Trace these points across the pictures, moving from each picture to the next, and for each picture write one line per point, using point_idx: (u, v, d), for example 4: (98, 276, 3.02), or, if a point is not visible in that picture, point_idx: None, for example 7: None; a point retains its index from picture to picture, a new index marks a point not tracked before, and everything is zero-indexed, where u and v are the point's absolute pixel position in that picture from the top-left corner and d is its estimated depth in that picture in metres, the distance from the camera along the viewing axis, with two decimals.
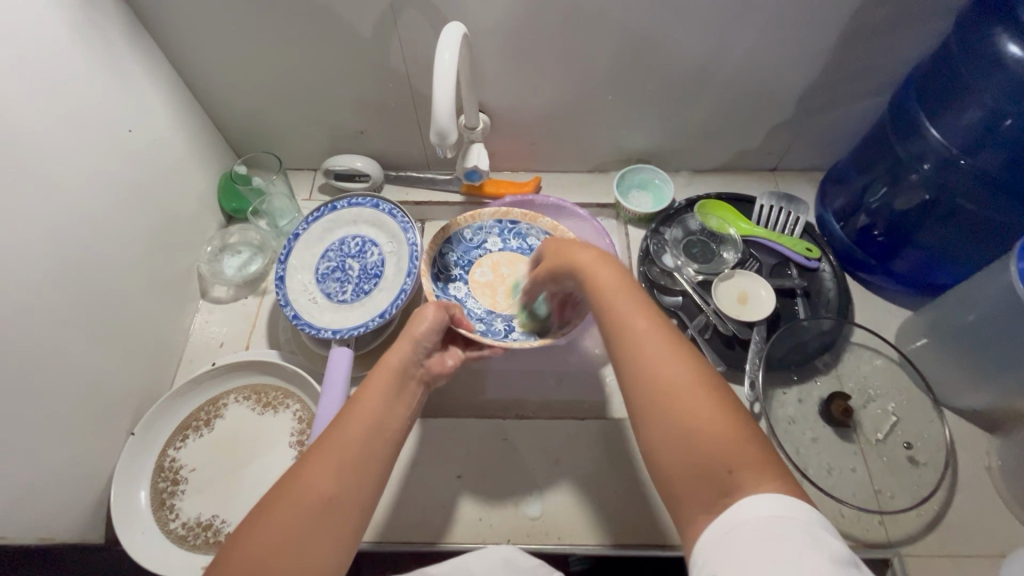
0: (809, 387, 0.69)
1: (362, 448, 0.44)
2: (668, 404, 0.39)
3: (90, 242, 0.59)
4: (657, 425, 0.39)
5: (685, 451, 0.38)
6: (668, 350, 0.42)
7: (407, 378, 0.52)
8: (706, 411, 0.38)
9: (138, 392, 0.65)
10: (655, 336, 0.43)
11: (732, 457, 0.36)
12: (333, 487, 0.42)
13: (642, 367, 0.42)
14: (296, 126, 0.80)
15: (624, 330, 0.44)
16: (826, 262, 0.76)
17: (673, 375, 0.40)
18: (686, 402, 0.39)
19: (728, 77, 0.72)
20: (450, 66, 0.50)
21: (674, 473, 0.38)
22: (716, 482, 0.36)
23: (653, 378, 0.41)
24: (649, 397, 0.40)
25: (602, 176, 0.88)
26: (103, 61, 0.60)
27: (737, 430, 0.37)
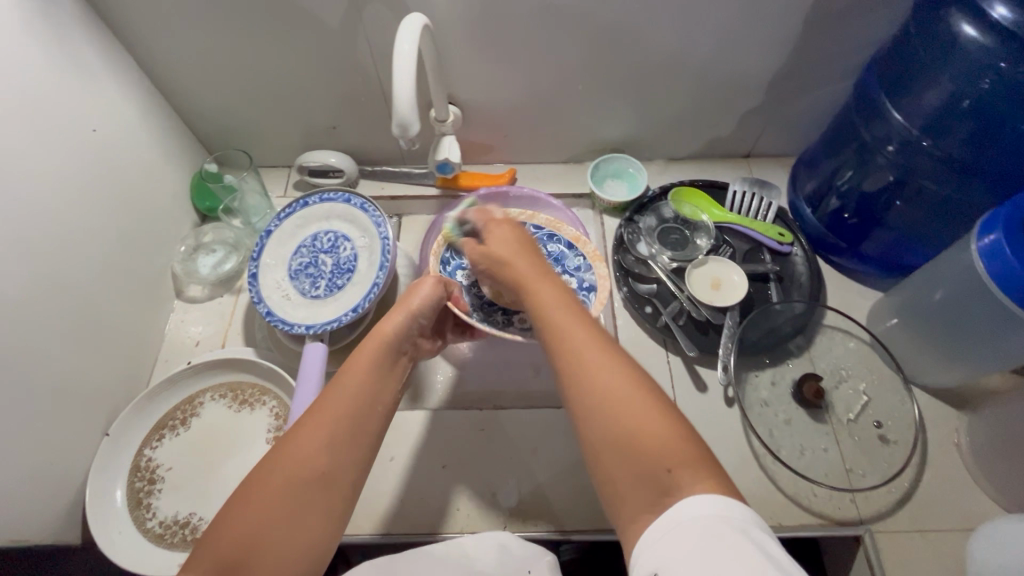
0: (782, 370, 0.70)
1: (352, 419, 0.46)
2: (605, 412, 0.41)
3: (56, 242, 0.58)
4: (596, 427, 0.41)
5: (625, 451, 0.40)
6: (604, 355, 0.44)
7: (398, 353, 0.53)
8: (644, 414, 0.40)
9: (113, 392, 0.65)
10: (590, 343, 0.45)
11: (670, 456, 0.38)
12: (327, 460, 0.43)
13: (577, 374, 0.43)
14: (268, 122, 0.80)
15: (558, 338, 0.46)
16: (798, 246, 0.76)
17: (609, 379, 0.42)
18: (623, 406, 0.41)
19: (697, 64, 0.72)
20: (410, 57, 0.50)
21: (613, 475, 0.40)
22: (653, 479, 0.38)
23: (590, 384, 0.42)
24: (584, 402, 0.42)
25: (578, 166, 0.88)
26: (63, 60, 0.59)
27: (672, 434, 0.39)
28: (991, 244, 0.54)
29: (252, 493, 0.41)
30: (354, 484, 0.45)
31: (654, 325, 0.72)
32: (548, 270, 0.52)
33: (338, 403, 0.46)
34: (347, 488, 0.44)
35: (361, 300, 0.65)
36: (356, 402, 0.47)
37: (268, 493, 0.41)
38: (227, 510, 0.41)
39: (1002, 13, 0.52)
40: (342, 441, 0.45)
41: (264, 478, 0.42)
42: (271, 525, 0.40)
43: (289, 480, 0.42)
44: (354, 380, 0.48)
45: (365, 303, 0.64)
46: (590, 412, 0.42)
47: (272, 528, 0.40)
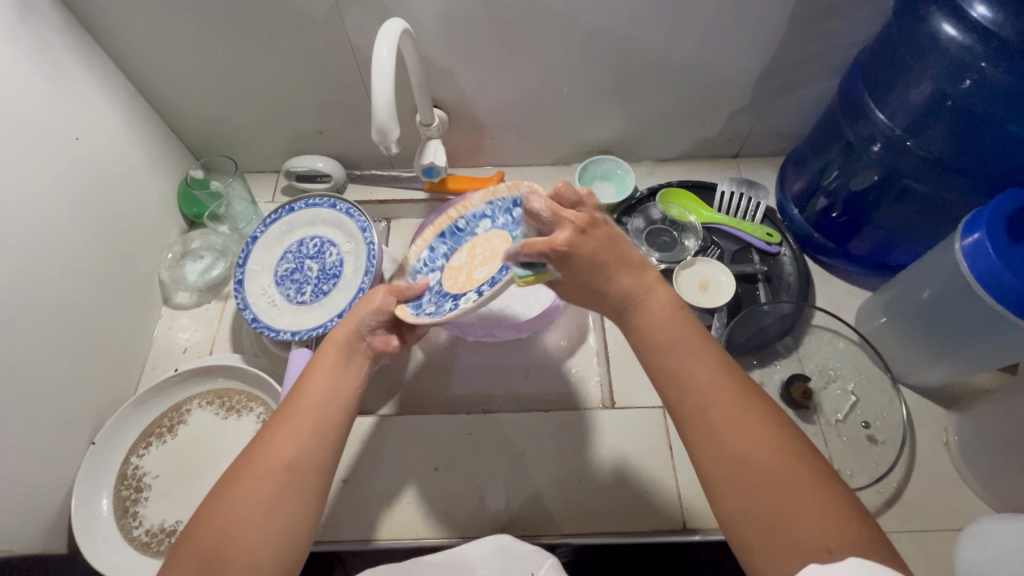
0: (770, 370, 0.70)
1: (316, 415, 0.46)
2: (759, 482, 0.38)
3: (40, 253, 0.58)
4: (741, 495, 0.39)
5: (778, 521, 0.37)
6: (750, 412, 0.41)
7: (353, 354, 0.51)
8: (801, 485, 0.38)
9: (100, 400, 0.65)
10: (731, 401, 0.42)
11: (826, 531, 0.35)
12: (292, 453, 0.44)
13: (718, 434, 0.41)
14: (254, 128, 0.80)
15: (697, 394, 0.43)
16: (787, 246, 0.76)
17: (757, 442, 0.40)
18: (774, 473, 0.38)
19: (682, 65, 0.72)
20: (388, 62, 0.50)
21: (764, 543, 0.37)
22: (812, 551, 0.35)
23: (734, 443, 0.40)
24: (728, 462, 0.40)
25: (566, 168, 0.88)
26: (45, 70, 0.59)
27: (825, 502, 0.37)
28: (975, 242, 0.53)
29: (223, 493, 0.42)
30: (321, 476, 0.45)
31: None
32: (642, 289, 0.47)
33: (304, 403, 0.47)
34: (314, 482, 0.44)
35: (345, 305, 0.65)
36: (318, 399, 0.47)
37: (237, 491, 0.42)
38: (201, 513, 0.42)
39: (982, 13, 0.52)
40: (307, 435, 0.45)
41: (235, 479, 0.43)
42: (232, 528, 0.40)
43: (257, 478, 0.42)
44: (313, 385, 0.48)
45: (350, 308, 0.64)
46: (733, 477, 0.39)
47: (237, 527, 0.40)
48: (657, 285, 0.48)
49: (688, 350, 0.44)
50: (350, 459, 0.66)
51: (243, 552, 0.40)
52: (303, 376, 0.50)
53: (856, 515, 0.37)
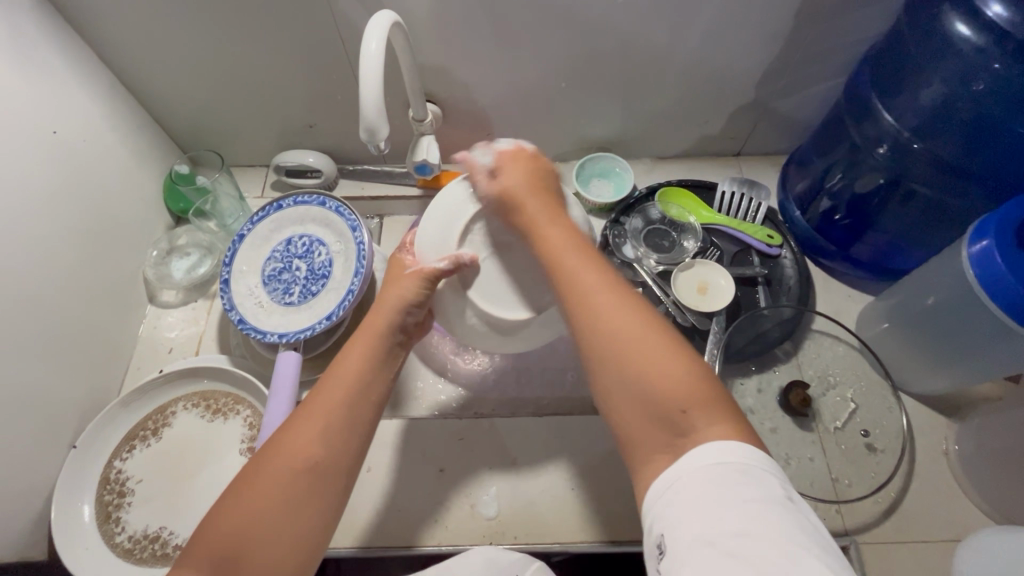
0: (768, 377, 0.68)
1: (343, 419, 0.45)
2: (623, 357, 0.40)
3: (15, 250, 0.56)
4: (615, 379, 0.41)
5: (642, 401, 0.39)
6: (624, 306, 0.42)
7: (393, 344, 0.51)
8: (660, 363, 0.40)
9: (79, 402, 0.63)
10: (602, 285, 0.44)
11: (685, 398, 0.38)
12: (316, 458, 0.43)
13: (595, 325, 0.42)
14: (243, 122, 0.77)
15: (571, 285, 0.44)
16: (787, 249, 0.74)
17: (625, 326, 0.41)
18: (638, 352, 0.40)
19: (684, 61, 0.69)
20: (376, 55, 0.47)
21: (629, 420, 0.40)
22: (672, 420, 0.38)
23: (608, 328, 0.42)
24: (602, 351, 0.41)
25: (564, 166, 0.86)
26: (20, 60, 0.57)
27: (689, 379, 0.39)
28: (982, 250, 0.52)
29: (245, 485, 0.42)
30: (343, 484, 0.44)
31: None
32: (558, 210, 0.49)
33: (336, 381, 0.47)
34: (332, 504, 0.43)
35: (334, 308, 0.63)
36: (348, 394, 0.46)
37: (253, 498, 0.41)
38: (210, 519, 0.41)
39: (998, 11, 0.50)
40: (334, 437, 0.44)
41: (253, 478, 0.42)
42: (252, 526, 0.40)
43: (277, 472, 0.42)
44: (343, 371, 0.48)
45: (339, 310, 0.62)
46: (602, 356, 0.41)
47: (258, 526, 0.40)
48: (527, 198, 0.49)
49: (572, 254, 0.45)
50: None
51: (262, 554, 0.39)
52: (334, 368, 0.48)
53: (709, 382, 0.39)
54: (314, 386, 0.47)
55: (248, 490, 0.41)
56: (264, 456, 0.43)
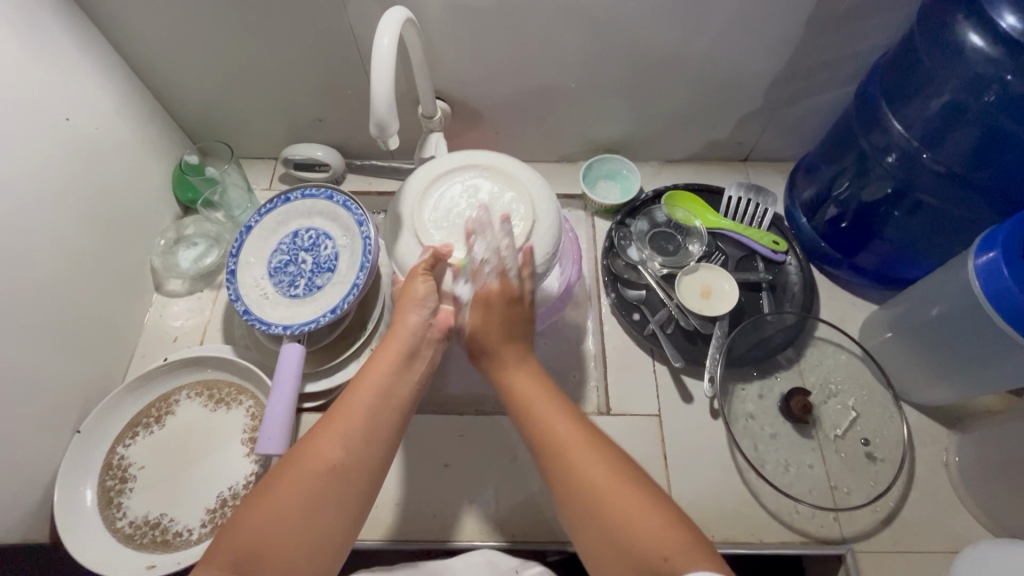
0: (770, 383, 0.68)
1: (371, 418, 0.47)
2: (599, 513, 0.42)
3: (26, 236, 0.57)
4: (593, 531, 0.41)
5: (614, 548, 0.40)
6: (587, 450, 0.44)
7: (417, 350, 0.53)
8: (634, 509, 0.41)
9: (84, 388, 0.64)
10: (564, 423, 0.46)
11: (664, 544, 0.39)
12: (342, 454, 0.44)
13: (566, 476, 0.44)
14: (253, 114, 0.78)
15: (539, 422, 0.48)
16: (793, 255, 0.74)
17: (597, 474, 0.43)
18: (609, 503, 0.42)
19: (695, 65, 0.70)
20: (387, 51, 0.47)
21: (613, 571, 0.40)
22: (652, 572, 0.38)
23: (577, 479, 0.43)
24: (574, 502, 0.43)
25: (571, 166, 0.86)
26: (35, 47, 0.57)
27: (663, 523, 0.40)
28: (988, 262, 0.52)
29: (272, 484, 0.42)
30: (370, 483, 0.45)
31: (640, 333, 0.70)
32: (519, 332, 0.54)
33: (365, 384, 0.49)
34: (357, 504, 0.44)
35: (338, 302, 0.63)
36: (371, 401, 0.48)
37: (281, 497, 0.41)
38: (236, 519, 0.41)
39: (1012, 23, 0.50)
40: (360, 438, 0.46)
41: (280, 478, 0.43)
42: (278, 523, 0.40)
43: (303, 472, 0.43)
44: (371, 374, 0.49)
45: (343, 304, 0.62)
46: (578, 514, 0.43)
47: (283, 523, 0.40)
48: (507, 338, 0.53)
49: (538, 396, 0.49)
50: None
51: (285, 550, 0.40)
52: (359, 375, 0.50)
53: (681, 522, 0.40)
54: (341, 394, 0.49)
55: (274, 487, 0.42)
56: (291, 456, 0.44)
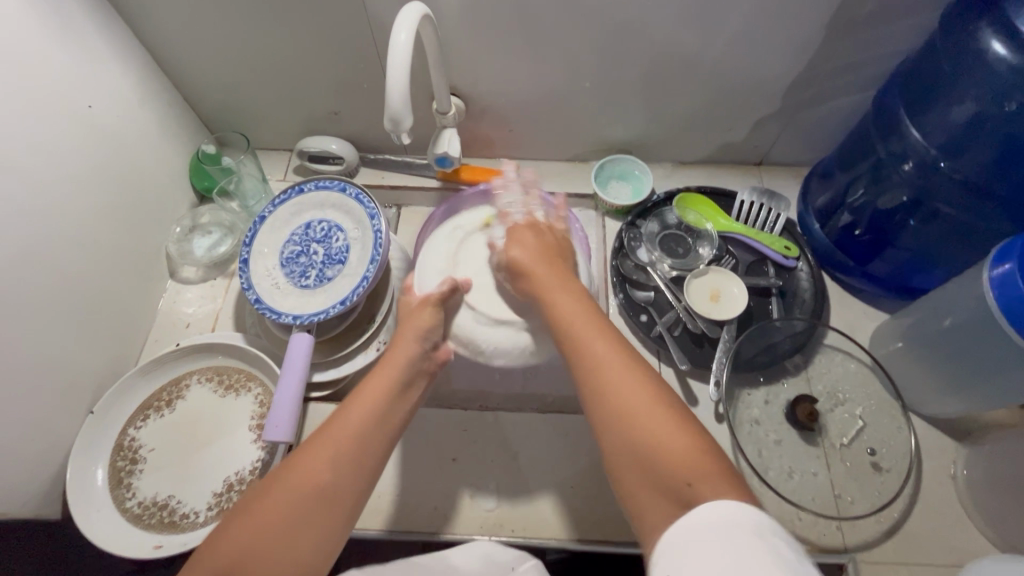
0: (777, 389, 0.67)
1: (359, 440, 0.47)
2: (632, 433, 0.42)
3: (48, 219, 0.58)
4: (626, 447, 0.42)
5: (642, 465, 0.41)
6: (627, 375, 0.45)
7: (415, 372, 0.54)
8: (667, 434, 0.41)
9: (98, 370, 0.65)
10: (608, 346, 0.47)
11: (693, 471, 0.38)
12: (326, 479, 0.44)
13: (607, 393, 0.44)
14: (270, 105, 0.79)
15: (581, 341, 0.48)
16: (804, 262, 0.74)
17: (636, 394, 0.43)
18: (645, 425, 0.42)
19: (712, 66, 0.69)
20: (404, 46, 0.48)
21: (639, 492, 0.40)
22: (679, 494, 0.38)
23: (618, 398, 0.44)
24: (603, 410, 0.44)
25: (583, 166, 0.86)
26: (61, 35, 0.58)
27: (695, 446, 0.40)
28: (1003, 273, 0.51)
29: (254, 503, 0.44)
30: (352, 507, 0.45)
31: (647, 335, 0.70)
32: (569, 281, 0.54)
33: (353, 410, 0.49)
34: (339, 522, 0.44)
35: (348, 294, 0.64)
36: (364, 424, 0.48)
37: (264, 516, 0.42)
38: (221, 532, 0.43)
39: None
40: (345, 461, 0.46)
41: (263, 497, 0.44)
42: (259, 542, 0.41)
43: (284, 492, 0.43)
44: (363, 398, 0.50)
45: (353, 296, 0.63)
46: (616, 437, 0.43)
47: (263, 541, 0.41)
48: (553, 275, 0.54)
49: (581, 321, 0.49)
50: None
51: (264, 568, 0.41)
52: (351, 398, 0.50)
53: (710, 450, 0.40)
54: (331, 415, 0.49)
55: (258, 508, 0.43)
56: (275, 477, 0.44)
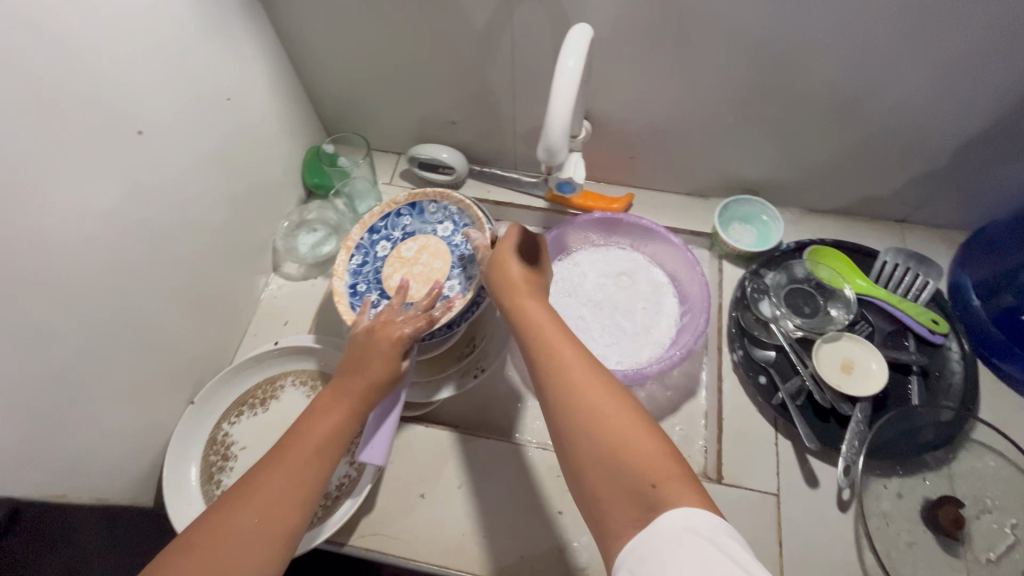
0: (913, 483, 0.60)
1: (319, 449, 0.46)
2: (582, 430, 0.39)
3: (176, 206, 0.58)
4: (584, 443, 0.39)
5: (604, 464, 0.38)
6: (580, 368, 0.42)
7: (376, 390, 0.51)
8: (631, 433, 0.38)
9: (201, 362, 0.65)
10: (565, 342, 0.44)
11: (654, 471, 0.36)
12: (284, 492, 0.43)
13: (558, 388, 0.41)
14: (389, 110, 0.77)
15: (539, 335, 0.45)
16: (955, 340, 0.65)
17: (586, 391, 0.40)
18: (599, 422, 0.39)
19: (877, 114, 0.62)
20: (572, 76, 0.44)
21: (601, 494, 0.37)
22: (641, 496, 0.36)
23: (571, 396, 0.40)
24: (556, 412, 0.41)
25: (701, 202, 0.80)
26: (211, 27, 0.58)
27: (653, 446, 0.38)
28: None
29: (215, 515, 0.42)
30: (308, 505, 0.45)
31: (767, 401, 0.64)
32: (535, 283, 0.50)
33: (311, 427, 0.47)
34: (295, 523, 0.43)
35: (362, 285, 0.62)
36: (330, 435, 0.47)
37: (226, 526, 0.41)
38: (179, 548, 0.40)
39: None
40: (275, 518, 0.42)
41: (230, 508, 0.42)
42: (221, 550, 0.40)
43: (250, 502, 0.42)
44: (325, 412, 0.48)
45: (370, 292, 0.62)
46: (569, 436, 0.40)
47: (226, 547, 0.40)
48: (518, 277, 0.50)
49: (540, 315, 0.47)
50: (434, 474, 0.63)
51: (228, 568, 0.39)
52: (309, 411, 0.49)
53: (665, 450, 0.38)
54: (281, 439, 0.47)
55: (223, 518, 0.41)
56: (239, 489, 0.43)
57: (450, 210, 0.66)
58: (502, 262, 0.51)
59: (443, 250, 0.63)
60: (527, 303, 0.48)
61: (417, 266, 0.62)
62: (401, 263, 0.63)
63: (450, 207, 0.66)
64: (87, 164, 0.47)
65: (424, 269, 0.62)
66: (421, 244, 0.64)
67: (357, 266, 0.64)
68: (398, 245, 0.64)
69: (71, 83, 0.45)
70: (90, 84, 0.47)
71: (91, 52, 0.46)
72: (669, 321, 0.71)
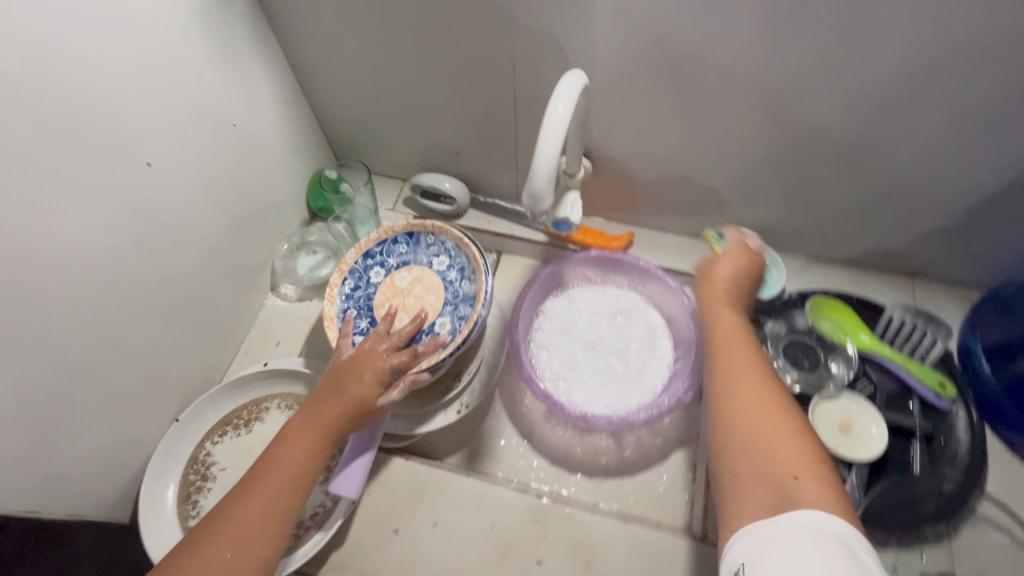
0: (910, 559, 0.57)
1: (290, 483, 0.47)
2: (747, 429, 0.45)
3: (178, 227, 0.60)
4: (739, 438, 0.45)
5: (755, 458, 0.43)
6: (762, 392, 0.47)
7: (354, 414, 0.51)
8: (783, 440, 0.43)
9: (191, 379, 0.66)
10: (750, 367, 0.50)
11: (798, 471, 0.40)
12: (253, 526, 0.44)
13: (729, 397, 0.48)
14: (395, 138, 0.79)
15: (727, 354, 0.52)
16: (963, 409, 0.62)
17: (757, 404, 0.46)
18: (762, 429, 0.44)
19: (883, 167, 0.61)
20: (561, 122, 0.44)
21: (741, 480, 0.42)
22: (776, 484, 0.40)
23: (737, 406, 0.47)
24: (719, 409, 0.48)
25: (703, 244, 0.79)
26: (223, 55, 0.60)
27: (807, 463, 0.41)
28: None
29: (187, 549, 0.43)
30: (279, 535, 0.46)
31: None
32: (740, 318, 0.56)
33: (281, 458, 0.48)
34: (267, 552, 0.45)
35: (352, 311, 0.62)
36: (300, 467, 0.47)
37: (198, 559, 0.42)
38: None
39: None
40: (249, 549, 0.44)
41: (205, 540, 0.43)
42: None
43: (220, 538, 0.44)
44: (295, 443, 0.48)
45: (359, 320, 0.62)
46: (728, 430, 0.46)
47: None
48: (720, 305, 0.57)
49: (739, 340, 0.53)
50: (410, 509, 0.62)
51: None
52: (282, 439, 0.49)
53: (820, 472, 0.41)
54: (252, 470, 0.47)
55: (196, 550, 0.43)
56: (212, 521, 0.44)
57: (446, 243, 0.65)
58: (709, 278, 0.60)
59: (436, 285, 0.63)
60: (723, 326, 0.55)
61: (409, 299, 0.62)
62: (394, 293, 0.63)
63: (446, 240, 0.64)
64: (92, 191, 0.49)
65: (414, 302, 0.62)
66: (415, 275, 0.64)
67: (348, 292, 0.63)
68: (392, 274, 0.64)
69: (81, 109, 0.47)
70: (102, 111, 0.49)
71: (103, 79, 0.48)
72: (662, 365, 0.69)
